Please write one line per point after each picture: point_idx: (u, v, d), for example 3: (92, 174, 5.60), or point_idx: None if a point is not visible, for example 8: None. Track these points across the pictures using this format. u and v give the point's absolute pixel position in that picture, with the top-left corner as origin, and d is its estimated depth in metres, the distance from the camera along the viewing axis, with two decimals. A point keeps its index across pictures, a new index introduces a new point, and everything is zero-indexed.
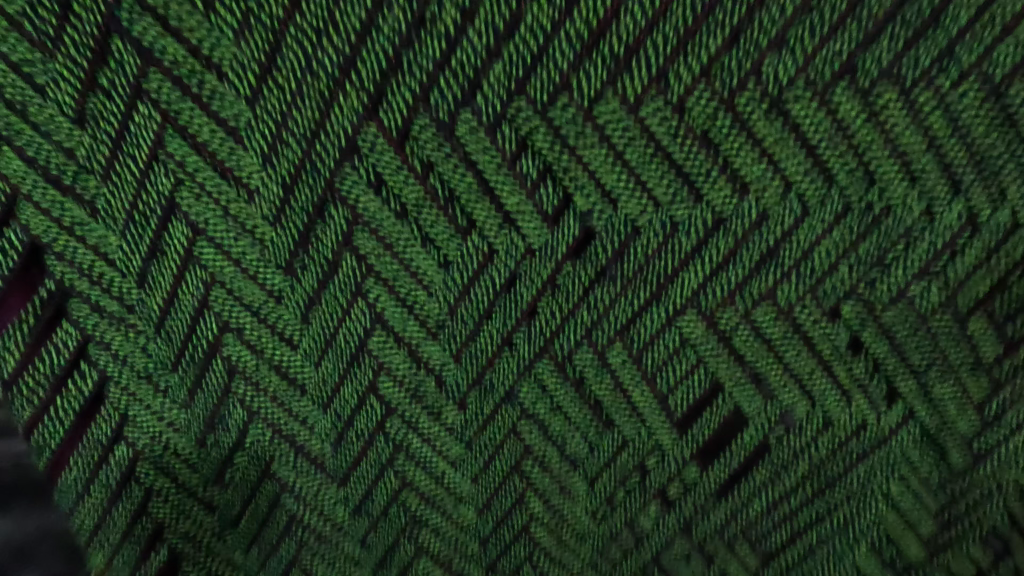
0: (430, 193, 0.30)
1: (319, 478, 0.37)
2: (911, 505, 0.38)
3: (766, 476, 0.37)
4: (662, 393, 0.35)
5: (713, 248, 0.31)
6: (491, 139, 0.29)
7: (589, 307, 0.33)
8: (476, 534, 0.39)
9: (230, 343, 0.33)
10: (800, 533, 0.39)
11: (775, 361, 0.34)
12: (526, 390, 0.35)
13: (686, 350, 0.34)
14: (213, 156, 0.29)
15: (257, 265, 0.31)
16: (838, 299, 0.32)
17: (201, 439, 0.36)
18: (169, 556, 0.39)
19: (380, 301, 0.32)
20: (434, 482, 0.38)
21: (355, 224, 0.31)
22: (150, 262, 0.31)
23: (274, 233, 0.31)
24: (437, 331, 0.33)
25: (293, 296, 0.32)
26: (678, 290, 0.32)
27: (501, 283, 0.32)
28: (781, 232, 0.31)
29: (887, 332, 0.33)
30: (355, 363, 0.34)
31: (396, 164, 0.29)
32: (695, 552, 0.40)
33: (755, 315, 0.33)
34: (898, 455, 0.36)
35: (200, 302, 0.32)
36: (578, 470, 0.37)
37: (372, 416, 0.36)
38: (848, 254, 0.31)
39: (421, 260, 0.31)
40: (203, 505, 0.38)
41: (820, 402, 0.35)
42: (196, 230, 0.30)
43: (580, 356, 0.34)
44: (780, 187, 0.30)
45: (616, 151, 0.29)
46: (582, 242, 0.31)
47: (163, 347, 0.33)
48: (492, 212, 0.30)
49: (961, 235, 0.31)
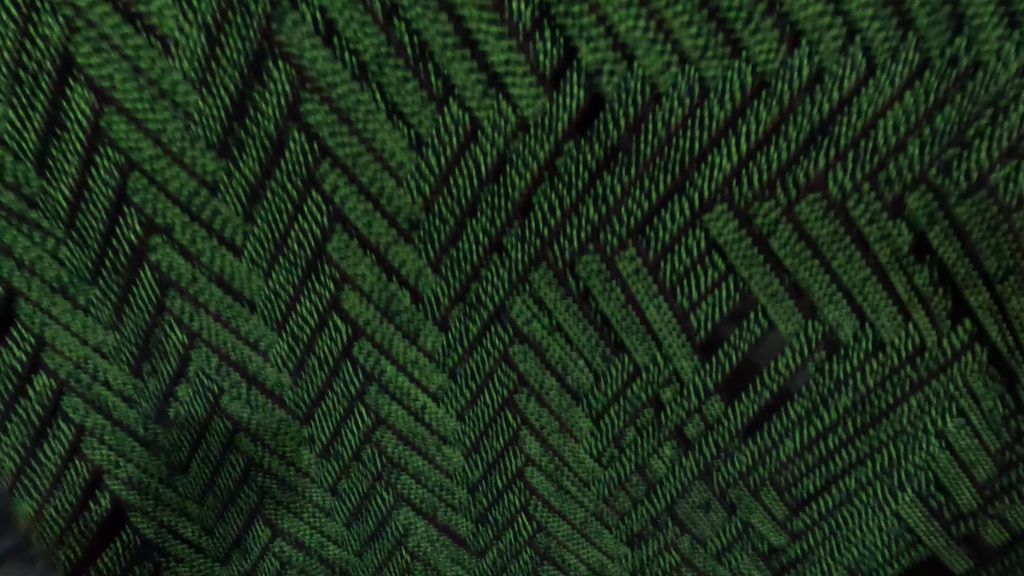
0: (396, 44, 0.23)
1: (278, 416, 0.32)
2: (968, 446, 0.33)
3: (802, 412, 0.32)
4: (683, 311, 0.29)
5: (751, 120, 0.25)
6: None
7: (597, 200, 0.26)
8: (464, 480, 0.34)
9: (159, 247, 0.27)
10: (837, 479, 0.34)
11: (821, 269, 0.28)
12: (519, 308, 0.29)
13: (713, 256, 0.28)
14: None
15: (183, 143, 0.25)
16: (904, 189, 0.26)
17: (136, 369, 0.30)
18: (112, 506, 0.34)
19: (338, 193, 0.26)
20: (413, 419, 0.32)
21: (301, 88, 0.24)
22: (48, 139, 0.25)
23: (200, 100, 0.24)
24: (411, 232, 0.27)
25: (231, 186, 0.26)
26: (706, 176, 0.26)
27: (488, 169, 0.26)
28: (838, 98, 0.24)
29: (961, 232, 0.27)
30: (312, 273, 0.28)
31: (349, 2, 0.23)
32: (714, 500, 0.35)
33: (801, 209, 0.27)
34: (959, 386, 0.31)
35: (118, 194, 0.26)
36: (581, 405, 0.32)
37: (337, 340, 0.30)
38: (921, 127, 0.25)
39: (387, 137, 0.25)
40: (146, 447, 0.33)
41: (872, 321, 0.29)
42: (101, 95, 0.24)
43: (585, 264, 0.28)
44: (844, 34, 0.23)
45: None
46: (588, 113, 0.25)
47: (78, 253, 0.27)
48: (474, 71, 0.24)
49: None
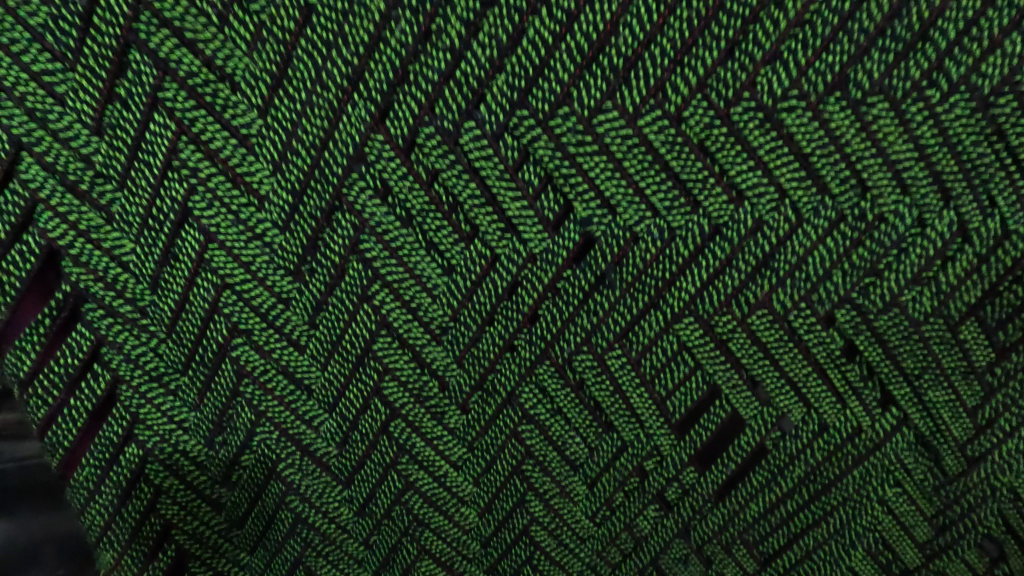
0: (435, 201, 0.31)
1: (324, 478, 0.38)
2: (906, 510, 0.38)
3: (763, 479, 0.38)
4: (660, 398, 0.36)
5: (710, 256, 0.32)
6: (493, 150, 0.30)
7: (588, 312, 0.33)
8: (477, 535, 0.40)
9: (240, 345, 0.34)
10: (796, 537, 0.39)
11: (772, 367, 0.35)
12: (527, 393, 0.36)
13: (684, 355, 0.35)
14: (225, 163, 0.30)
15: (267, 271, 0.32)
16: (832, 306, 0.33)
17: (210, 440, 0.37)
18: (178, 554, 0.40)
19: (385, 306, 0.33)
20: (437, 483, 0.38)
21: (361, 231, 0.31)
22: (163, 267, 0.32)
23: (284, 238, 0.32)
24: (440, 334, 0.34)
25: (301, 300, 0.33)
26: (676, 296, 0.33)
27: (504, 289, 0.33)
28: (776, 240, 0.31)
29: (880, 339, 0.34)
30: (360, 366, 0.35)
31: (401, 173, 0.30)
32: (693, 554, 0.40)
33: (751, 321, 0.33)
34: (893, 459, 0.37)
35: (212, 305, 0.33)
36: (578, 472, 0.38)
37: (376, 417, 0.36)
38: (842, 262, 0.32)
39: (424, 265, 0.32)
40: (210, 505, 0.38)
41: (816, 407, 0.36)
42: (209, 236, 0.31)
43: (581, 360, 0.35)
44: (775, 197, 0.31)
45: (614, 161, 0.30)
46: (582, 249, 0.32)
47: (174, 349, 0.34)
48: (494, 220, 0.31)
49: (952, 244, 0.31)
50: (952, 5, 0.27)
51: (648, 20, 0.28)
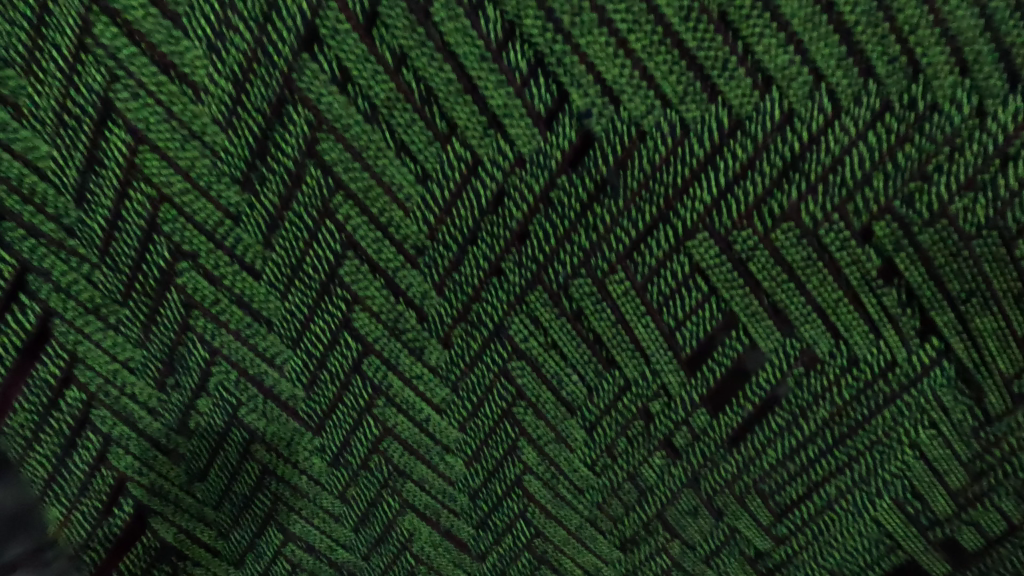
0: (404, 90, 0.26)
1: (292, 425, 0.34)
2: (940, 455, 0.34)
3: (782, 423, 0.34)
4: (668, 330, 0.32)
5: (729, 156, 0.27)
6: (472, 24, 0.25)
7: (586, 228, 0.29)
8: (465, 487, 0.36)
9: (186, 271, 0.30)
10: (816, 486, 0.36)
11: (797, 291, 0.30)
12: (517, 326, 0.31)
13: (696, 279, 0.30)
14: (149, 44, 0.25)
15: (211, 180, 0.28)
16: (871, 217, 0.28)
17: (160, 382, 0.33)
18: (136, 511, 0.36)
19: (350, 222, 0.29)
20: (418, 429, 0.34)
21: (318, 130, 0.27)
22: (87, 176, 0.27)
23: (227, 140, 0.27)
24: (417, 256, 0.29)
25: (253, 216, 0.28)
26: (688, 206, 0.28)
27: (488, 200, 0.28)
28: (809, 135, 0.27)
29: (924, 258, 0.29)
30: (326, 295, 0.30)
31: (363, 55, 0.25)
32: (702, 507, 0.37)
33: (776, 236, 0.29)
34: (930, 398, 0.33)
35: (150, 223, 0.29)
36: (575, 416, 0.34)
37: (348, 355, 0.32)
38: (885, 163, 0.27)
39: (395, 172, 0.28)
40: (168, 456, 0.35)
41: (846, 338, 0.31)
42: (138, 137, 0.27)
43: (578, 286, 0.30)
44: (808, 82, 0.26)
45: (617, 38, 0.25)
46: (580, 149, 0.27)
47: (111, 276, 0.30)
48: (476, 114, 0.26)
49: (1018, 139, 0.26)
50: None
51: None
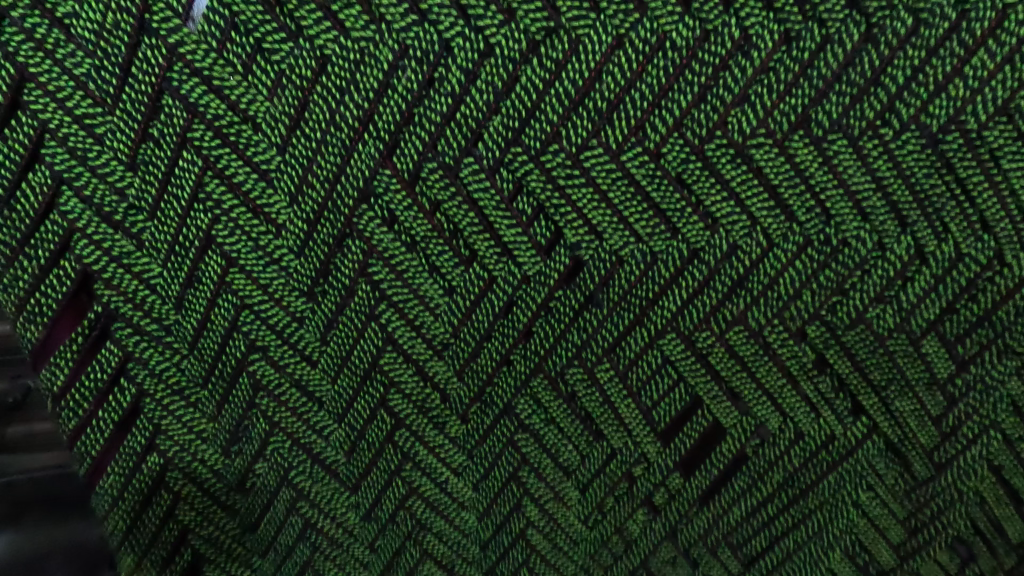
0: (437, 228, 0.34)
1: (333, 485, 0.41)
2: (879, 513, 0.41)
3: (745, 484, 0.40)
4: (647, 408, 0.38)
5: (689, 277, 0.35)
6: (490, 183, 0.33)
7: (578, 329, 0.36)
8: (477, 538, 0.42)
9: (256, 360, 0.37)
10: (778, 539, 0.42)
11: (749, 378, 0.37)
12: (522, 404, 0.38)
13: (668, 368, 0.37)
14: (246, 195, 0.33)
15: (282, 292, 0.35)
16: (803, 322, 0.36)
17: (226, 448, 0.39)
18: (193, 558, 0.42)
19: (391, 324, 0.36)
20: (439, 489, 0.41)
21: (369, 256, 0.34)
22: (187, 289, 0.35)
23: (298, 263, 0.34)
24: (442, 350, 0.37)
25: (313, 319, 0.36)
26: (659, 313, 0.36)
27: (500, 307, 0.36)
28: (750, 262, 0.34)
29: (849, 353, 0.37)
30: (368, 379, 0.38)
31: (407, 203, 0.33)
32: (680, 556, 0.43)
33: (729, 336, 0.36)
34: (865, 465, 0.39)
35: (231, 324, 0.36)
36: (570, 478, 0.40)
37: (383, 427, 0.39)
38: (810, 282, 0.35)
39: (427, 287, 0.35)
40: (226, 510, 0.41)
41: (792, 416, 0.38)
42: (230, 260, 0.34)
43: (572, 373, 0.37)
44: (748, 224, 0.34)
45: (600, 192, 0.33)
46: (573, 270, 0.35)
47: (195, 364, 0.37)
48: (492, 245, 0.34)
49: (911, 265, 0.34)
50: (902, 53, 0.30)
51: (628, 68, 0.31)
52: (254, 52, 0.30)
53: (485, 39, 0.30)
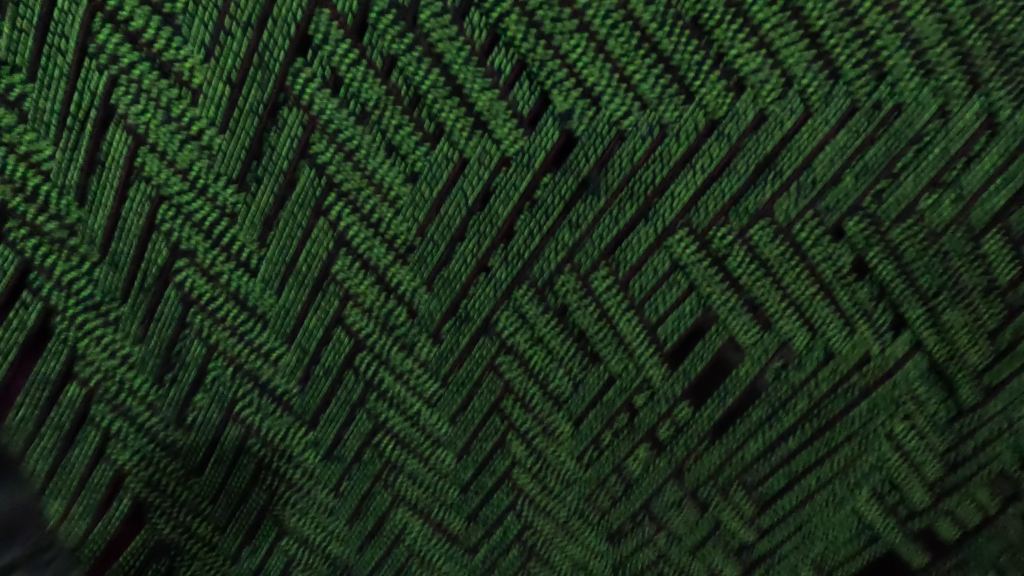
0: (393, 93, 0.27)
1: (287, 420, 0.35)
2: (916, 446, 0.36)
3: (764, 415, 0.35)
4: (651, 325, 0.33)
5: (706, 156, 0.28)
6: (458, 30, 0.26)
7: (570, 227, 0.30)
8: (455, 480, 0.37)
9: (184, 268, 0.31)
10: (798, 477, 0.37)
11: (773, 286, 0.31)
12: (504, 321, 0.32)
13: (677, 275, 0.31)
14: (150, 49, 0.26)
15: (206, 180, 0.29)
16: (842, 214, 0.30)
17: (158, 377, 0.33)
18: (133, 506, 0.37)
19: (343, 221, 0.30)
20: (410, 423, 0.35)
21: (312, 131, 0.28)
22: (90, 176, 0.28)
23: (223, 140, 0.28)
24: (407, 254, 0.31)
25: (248, 215, 0.29)
26: (667, 204, 0.29)
27: (475, 199, 0.29)
28: (780, 136, 0.28)
29: (894, 253, 0.30)
30: (319, 291, 0.31)
31: (353, 59, 0.26)
32: (687, 498, 0.38)
33: (751, 233, 0.30)
34: (904, 390, 0.34)
35: (149, 221, 0.30)
36: (562, 410, 0.35)
37: (341, 350, 0.33)
38: (853, 161, 0.28)
39: (385, 172, 0.29)
40: (166, 450, 0.35)
41: (822, 332, 0.33)
42: (139, 138, 0.28)
43: (563, 282, 0.31)
44: (780, 85, 0.27)
45: (596, 44, 0.26)
46: (563, 149, 0.28)
47: (110, 274, 0.31)
48: (462, 116, 0.28)
49: (977, 139, 0.28)
50: None
51: None
52: None
53: None
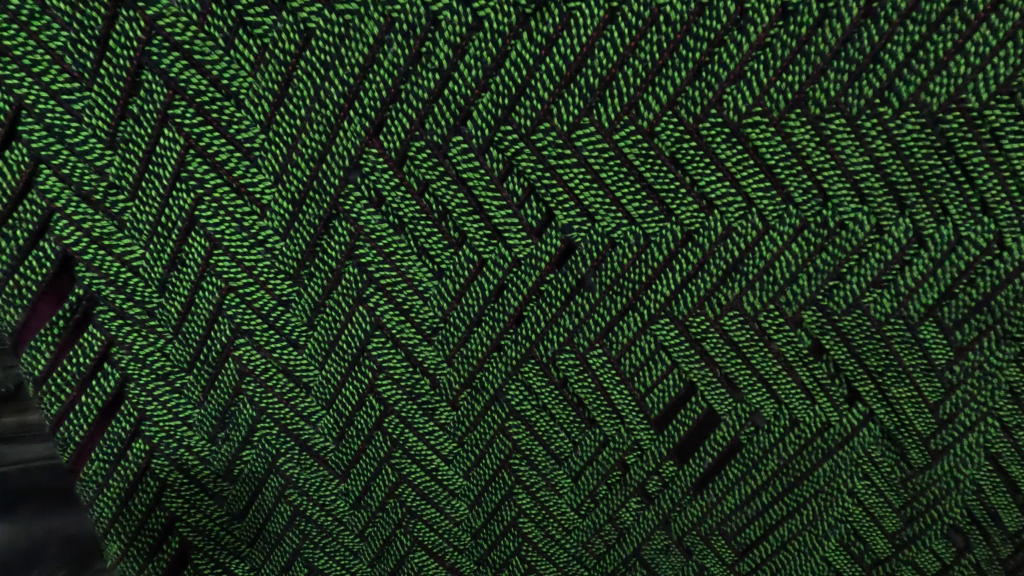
0: (426, 209, 0.33)
1: (322, 472, 0.40)
2: (875, 501, 0.40)
3: (739, 472, 0.40)
4: (640, 395, 0.38)
5: (683, 260, 0.34)
6: (480, 162, 0.32)
7: (570, 314, 0.36)
8: (468, 526, 0.42)
9: (242, 345, 0.36)
10: (772, 527, 0.41)
11: (744, 365, 0.37)
12: (513, 390, 0.38)
13: (661, 354, 0.37)
14: (230, 174, 0.32)
15: (267, 275, 0.34)
16: (799, 307, 0.35)
17: (213, 436, 0.39)
18: (181, 547, 0.41)
19: (379, 307, 0.35)
20: (429, 476, 0.40)
21: (357, 238, 0.34)
22: (170, 271, 0.34)
23: (284, 245, 0.34)
24: (432, 334, 0.36)
25: (300, 303, 0.35)
26: (652, 297, 0.35)
27: (491, 291, 0.35)
28: (745, 245, 0.34)
29: (845, 339, 0.36)
30: (356, 365, 0.37)
31: (394, 183, 0.32)
32: (674, 545, 0.42)
33: (724, 321, 0.36)
34: (861, 453, 0.39)
35: (216, 307, 0.35)
36: (562, 466, 0.40)
37: (372, 414, 0.38)
38: (807, 265, 0.34)
39: (416, 270, 0.34)
40: (214, 498, 0.40)
41: (787, 403, 0.38)
42: (214, 242, 0.33)
43: (564, 358, 0.37)
44: (743, 206, 0.33)
45: (593, 173, 0.32)
46: (564, 253, 0.34)
47: (180, 349, 0.36)
48: (482, 227, 0.33)
49: (909, 248, 0.33)
50: (901, 29, 0.30)
51: (620, 44, 0.30)
52: (236, 25, 0.29)
53: (475, 13, 0.29)
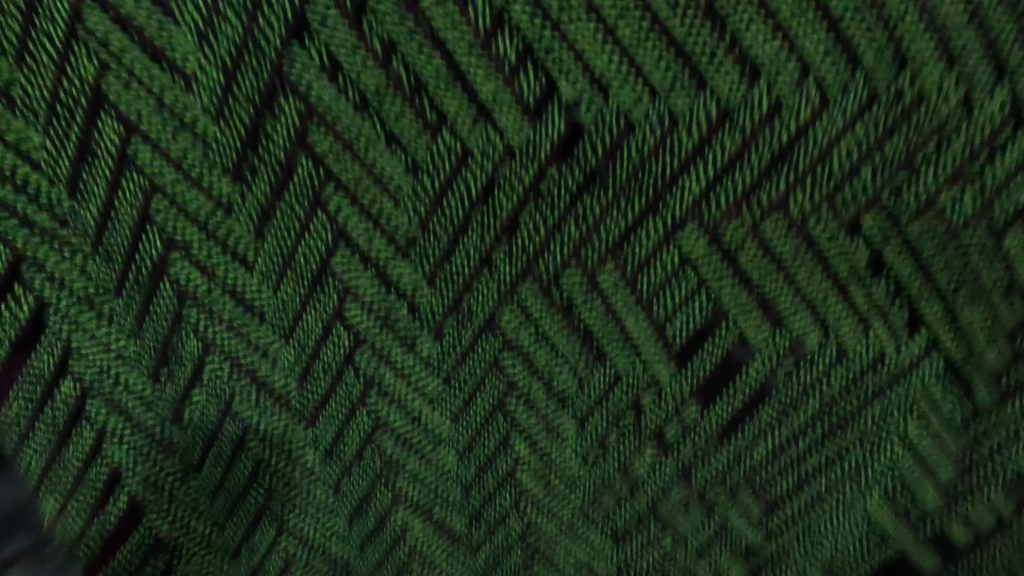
0: (394, 82, 0.26)
1: (286, 418, 0.34)
2: (929, 447, 0.35)
3: (774, 415, 0.34)
4: (658, 323, 0.32)
5: (718, 147, 0.27)
6: (461, 15, 0.25)
7: (576, 221, 0.29)
8: (458, 479, 0.37)
9: (178, 262, 0.30)
10: (808, 478, 0.36)
11: (785, 283, 0.30)
12: (508, 318, 0.32)
13: (687, 271, 0.30)
14: (139, 33, 0.25)
15: (201, 171, 0.28)
16: (858, 209, 0.29)
17: (154, 374, 0.33)
18: (130, 505, 0.36)
19: (341, 213, 0.29)
20: (411, 422, 0.35)
21: (308, 120, 0.27)
22: (79, 167, 0.27)
23: (218, 129, 0.27)
24: (408, 248, 0.30)
25: (244, 207, 0.29)
26: (678, 198, 0.28)
27: (478, 192, 0.28)
28: (796, 127, 0.27)
29: (912, 249, 0.29)
30: (318, 287, 0.31)
31: (351, 45, 0.25)
32: (694, 500, 0.37)
33: (765, 228, 0.29)
34: (918, 390, 0.33)
35: (141, 213, 0.29)
36: (566, 409, 0.34)
37: (340, 347, 0.32)
38: (873, 153, 0.27)
39: (385, 163, 0.28)
40: (162, 447, 0.35)
41: (835, 331, 0.32)
42: (128, 126, 0.27)
43: (568, 278, 0.30)
44: (795, 74, 0.26)
45: (606, 30, 0.25)
46: (569, 140, 0.27)
47: (103, 268, 0.30)
48: (465, 105, 0.27)
49: (1003, 130, 0.27)
50: None
51: None
52: None
53: None
